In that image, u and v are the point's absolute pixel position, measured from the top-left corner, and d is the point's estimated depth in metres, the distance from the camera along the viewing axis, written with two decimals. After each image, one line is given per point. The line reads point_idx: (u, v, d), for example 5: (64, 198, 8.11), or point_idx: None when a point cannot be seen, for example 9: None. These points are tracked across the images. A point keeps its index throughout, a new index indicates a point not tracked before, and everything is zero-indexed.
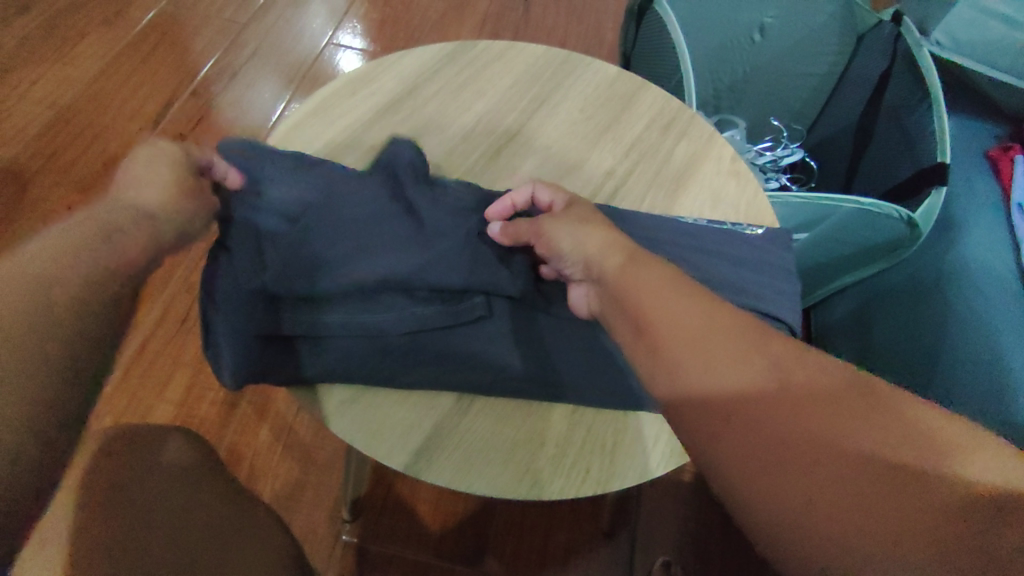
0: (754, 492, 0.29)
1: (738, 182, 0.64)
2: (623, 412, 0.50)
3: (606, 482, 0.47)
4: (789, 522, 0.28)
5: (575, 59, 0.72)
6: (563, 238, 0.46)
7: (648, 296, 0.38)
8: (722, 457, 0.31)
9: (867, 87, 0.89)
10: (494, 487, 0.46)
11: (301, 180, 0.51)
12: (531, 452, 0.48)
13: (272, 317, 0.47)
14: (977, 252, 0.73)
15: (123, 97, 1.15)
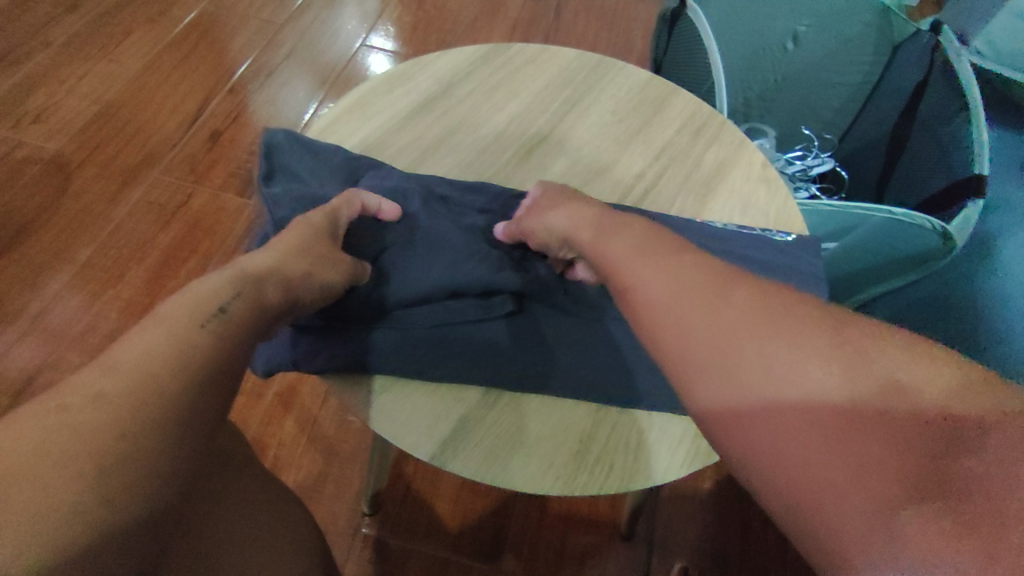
0: (775, 490, 0.27)
1: (769, 189, 0.64)
2: (647, 412, 0.50)
3: (630, 480, 0.47)
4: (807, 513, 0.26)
5: (608, 63, 0.72)
6: (547, 222, 0.49)
7: (621, 255, 0.40)
8: (762, 452, 0.28)
9: (900, 99, 0.88)
10: (519, 480, 0.47)
11: (314, 171, 0.56)
12: (555, 447, 0.48)
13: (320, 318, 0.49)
14: (1012, 267, 0.73)
15: (164, 94, 1.19)
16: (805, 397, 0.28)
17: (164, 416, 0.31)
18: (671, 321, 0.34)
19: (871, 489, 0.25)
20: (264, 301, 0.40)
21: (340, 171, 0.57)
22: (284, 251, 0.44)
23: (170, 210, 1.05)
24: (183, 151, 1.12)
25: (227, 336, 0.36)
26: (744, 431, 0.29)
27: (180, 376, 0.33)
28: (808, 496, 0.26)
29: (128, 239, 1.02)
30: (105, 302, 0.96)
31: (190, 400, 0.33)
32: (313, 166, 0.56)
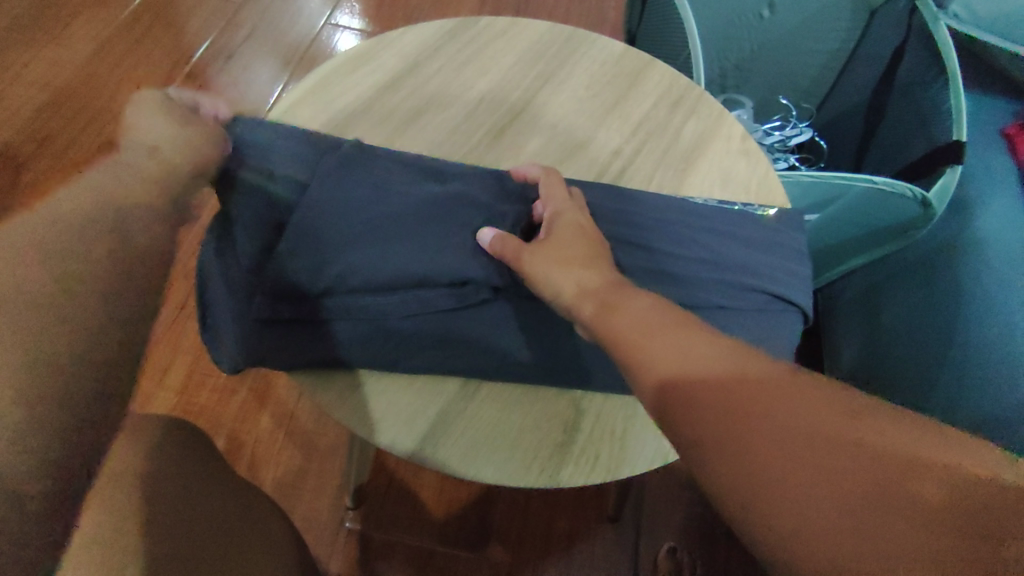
0: (760, 485, 0.29)
1: (748, 161, 0.63)
2: (632, 398, 0.50)
3: (616, 469, 0.47)
4: (773, 498, 0.29)
5: (580, 36, 0.70)
6: (556, 276, 0.44)
7: (637, 327, 0.38)
8: (779, 469, 0.29)
9: (878, 66, 0.87)
10: (502, 474, 0.46)
11: (277, 147, 0.51)
12: (539, 438, 0.48)
13: (290, 310, 0.46)
14: (992, 225, 0.70)
15: (118, 79, 1.13)
16: (827, 423, 0.30)
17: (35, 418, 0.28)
18: (671, 349, 0.36)
19: (888, 511, 0.27)
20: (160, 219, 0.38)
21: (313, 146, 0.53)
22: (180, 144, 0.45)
23: None
24: None
25: (121, 281, 0.33)
26: (763, 454, 0.30)
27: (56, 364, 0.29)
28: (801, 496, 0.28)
29: None
30: None
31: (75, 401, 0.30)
32: (272, 142, 0.52)
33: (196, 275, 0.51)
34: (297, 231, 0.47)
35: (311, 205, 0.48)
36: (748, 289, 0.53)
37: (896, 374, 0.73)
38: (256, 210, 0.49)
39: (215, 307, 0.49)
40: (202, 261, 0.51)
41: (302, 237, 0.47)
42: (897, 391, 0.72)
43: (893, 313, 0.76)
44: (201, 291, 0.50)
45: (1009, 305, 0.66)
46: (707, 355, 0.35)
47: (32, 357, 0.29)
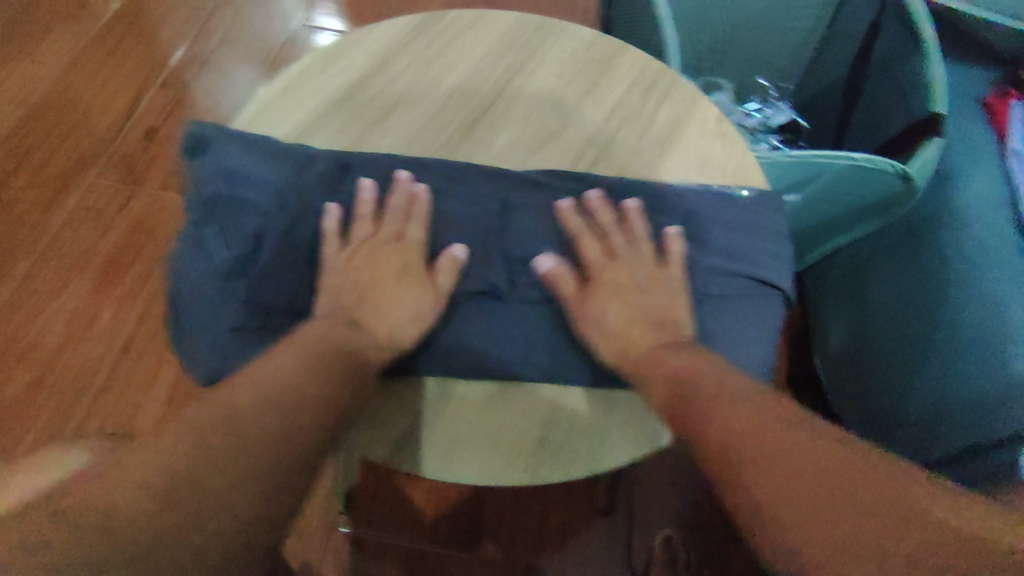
0: (763, 509, 0.34)
1: (725, 142, 0.62)
2: (611, 390, 0.49)
3: (597, 463, 0.47)
4: (789, 519, 0.33)
5: (551, 24, 0.69)
6: (603, 310, 0.49)
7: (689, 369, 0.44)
8: (764, 478, 0.35)
9: (856, 41, 0.87)
10: (482, 474, 0.46)
11: (240, 153, 0.50)
12: (518, 437, 0.47)
13: (259, 321, 0.46)
14: (972, 196, 0.69)
15: (93, 91, 1.12)
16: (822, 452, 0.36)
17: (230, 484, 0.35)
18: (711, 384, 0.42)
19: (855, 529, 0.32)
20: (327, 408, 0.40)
21: (274, 148, 0.51)
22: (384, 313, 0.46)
23: (109, 216, 1.00)
24: (118, 151, 1.06)
25: (312, 388, 0.41)
26: (764, 464, 0.36)
27: (253, 455, 0.36)
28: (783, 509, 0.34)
29: (67, 247, 0.97)
30: (48, 315, 0.91)
31: (261, 482, 0.36)
32: (244, 148, 0.50)
33: (164, 284, 0.50)
34: (264, 244, 0.47)
35: (280, 217, 0.48)
36: (726, 276, 0.53)
37: (886, 354, 0.72)
38: (228, 218, 0.48)
39: (185, 316, 0.48)
40: (171, 269, 0.49)
41: (280, 245, 0.47)
42: (890, 372, 0.71)
43: (878, 292, 0.75)
44: (171, 301, 0.49)
45: (989, 277, 0.64)
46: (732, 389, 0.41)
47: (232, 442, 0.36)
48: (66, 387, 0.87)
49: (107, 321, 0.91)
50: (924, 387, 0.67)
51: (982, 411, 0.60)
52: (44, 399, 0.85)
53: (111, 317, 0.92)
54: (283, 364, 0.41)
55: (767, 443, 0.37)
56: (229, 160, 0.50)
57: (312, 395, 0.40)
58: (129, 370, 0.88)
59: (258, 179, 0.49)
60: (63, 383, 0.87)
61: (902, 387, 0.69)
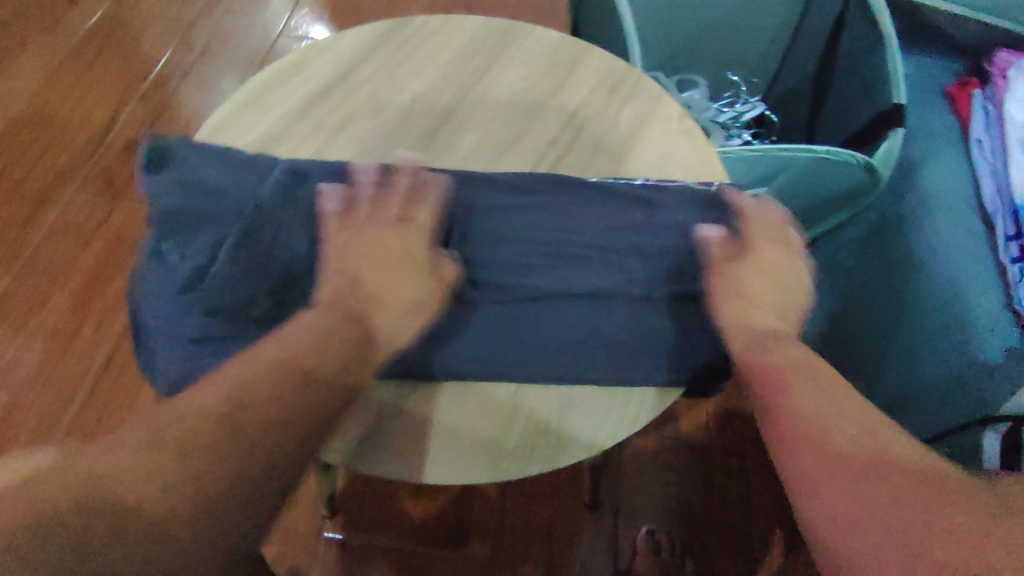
0: (807, 490, 0.39)
1: (687, 139, 0.62)
2: (569, 387, 0.51)
3: (554, 458, 0.49)
4: (818, 488, 0.39)
5: (515, 27, 0.69)
6: (745, 300, 0.50)
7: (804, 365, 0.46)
8: (809, 458, 0.40)
9: (821, 38, 0.88)
10: (439, 472, 0.48)
11: (201, 165, 0.51)
12: (475, 435, 0.49)
13: (224, 326, 0.48)
14: (936, 184, 0.70)
15: (71, 106, 1.12)
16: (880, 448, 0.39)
17: (208, 490, 0.36)
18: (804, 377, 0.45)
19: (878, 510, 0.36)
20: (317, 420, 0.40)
21: (236, 162, 0.52)
22: (385, 310, 0.46)
23: (88, 230, 1.00)
24: (97, 165, 1.07)
25: (294, 401, 0.39)
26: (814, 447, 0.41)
27: (239, 466, 0.37)
28: (830, 502, 0.38)
29: (49, 261, 0.97)
30: (29, 332, 0.92)
31: (235, 494, 0.37)
32: (204, 161, 0.52)
33: (127, 292, 0.52)
34: (217, 254, 0.48)
35: (237, 225, 0.48)
36: (686, 273, 0.53)
37: (858, 342, 0.73)
38: (186, 230, 0.49)
39: (150, 325, 0.50)
40: (136, 278, 0.52)
41: (233, 255, 0.47)
42: (861, 360, 0.72)
43: (851, 281, 0.76)
44: (136, 308, 0.51)
45: (952, 266, 0.64)
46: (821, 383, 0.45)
47: (221, 450, 0.37)
48: (50, 402, 0.87)
49: (89, 335, 0.92)
50: (892, 375, 0.68)
51: (955, 393, 0.61)
52: (26, 415, 0.86)
53: (91, 332, 0.92)
54: (264, 370, 0.40)
55: (827, 430, 0.41)
56: (188, 173, 0.51)
57: (296, 407, 0.39)
58: (110, 382, 0.88)
59: (217, 192, 0.50)
60: (46, 398, 0.88)
61: (872, 375, 0.70)
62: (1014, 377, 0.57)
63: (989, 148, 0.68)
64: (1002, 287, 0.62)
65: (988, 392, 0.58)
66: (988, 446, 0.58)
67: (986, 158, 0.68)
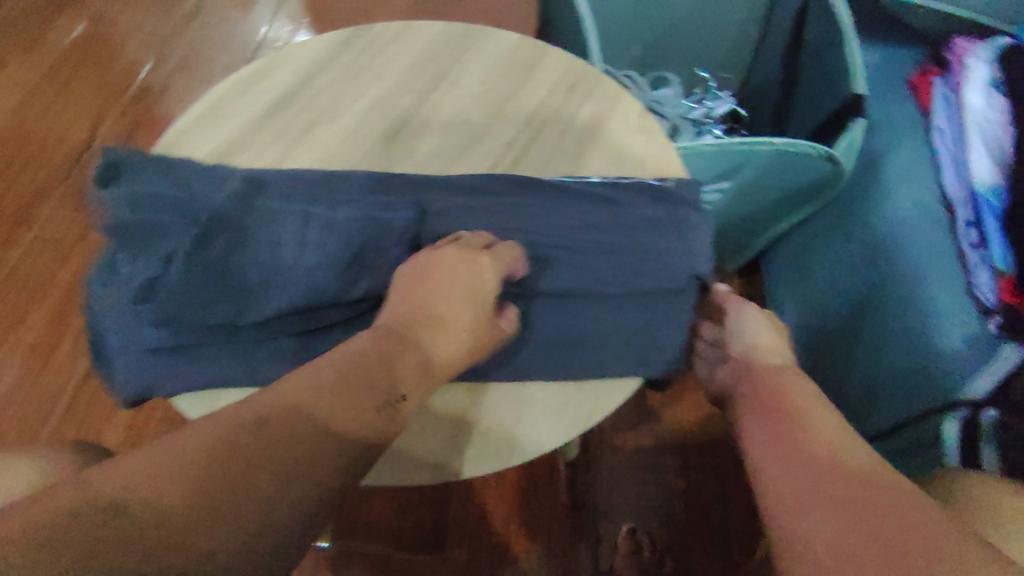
0: (782, 501, 0.40)
1: (645, 136, 0.63)
2: (522, 385, 0.52)
3: (507, 457, 0.49)
4: (791, 496, 0.40)
5: (474, 30, 0.69)
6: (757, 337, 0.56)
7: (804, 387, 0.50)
8: (785, 470, 0.42)
9: (786, 32, 0.88)
10: (393, 475, 0.49)
11: (156, 178, 0.52)
12: (429, 436, 0.50)
13: (178, 333, 0.48)
14: (899, 174, 0.70)
15: (49, 124, 1.13)
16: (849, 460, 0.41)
17: (247, 518, 0.35)
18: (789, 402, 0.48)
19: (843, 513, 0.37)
20: (347, 449, 0.39)
21: (192, 174, 0.53)
22: (442, 338, 0.46)
23: (66, 246, 1.01)
24: (74, 181, 1.07)
25: (325, 427, 0.39)
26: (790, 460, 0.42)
27: (264, 491, 0.36)
28: (809, 509, 0.38)
29: (27, 278, 0.98)
30: (7, 349, 0.92)
31: (268, 520, 0.35)
32: (160, 174, 0.53)
33: (81, 305, 0.52)
34: (173, 258, 0.48)
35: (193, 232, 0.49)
36: (642, 268, 0.54)
37: (831, 335, 0.73)
38: (140, 241, 0.49)
39: (105, 337, 0.50)
40: (89, 291, 0.52)
41: (187, 262, 0.47)
42: (832, 352, 0.72)
43: (821, 274, 0.76)
44: (90, 320, 0.51)
45: (913, 255, 0.65)
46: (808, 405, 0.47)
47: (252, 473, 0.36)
48: (30, 419, 0.88)
49: (68, 350, 0.92)
50: (860, 367, 0.68)
51: (914, 382, 0.61)
52: (4, 433, 0.86)
53: (70, 347, 0.92)
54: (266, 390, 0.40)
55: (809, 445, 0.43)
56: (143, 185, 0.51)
57: (319, 429, 0.39)
58: (88, 397, 0.89)
59: (172, 203, 0.50)
60: (26, 414, 0.88)
61: (841, 367, 0.70)
62: (969, 360, 0.57)
63: (950, 138, 0.68)
64: (960, 268, 0.62)
65: (947, 379, 0.58)
66: (949, 435, 0.56)
67: (947, 147, 0.68)
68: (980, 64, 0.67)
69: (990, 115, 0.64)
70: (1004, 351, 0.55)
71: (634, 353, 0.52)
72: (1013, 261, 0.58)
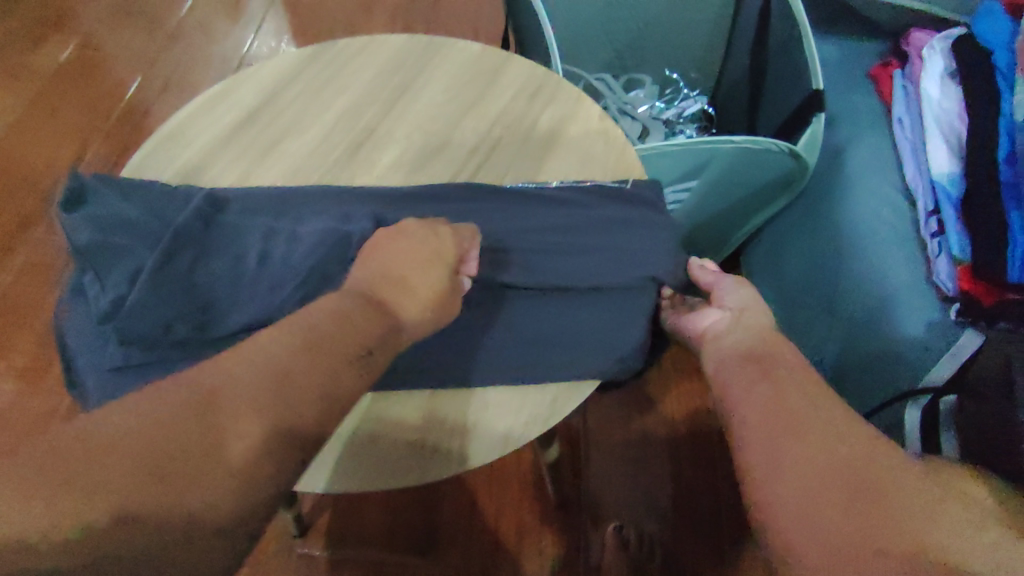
0: (755, 472, 0.39)
1: (605, 140, 0.64)
2: (480, 387, 0.52)
3: (468, 458, 0.49)
4: (766, 470, 0.39)
5: (437, 41, 0.71)
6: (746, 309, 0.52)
7: (786, 352, 0.47)
8: (762, 440, 0.40)
9: (752, 29, 0.89)
10: (353, 482, 0.49)
11: (117, 201, 0.53)
12: (388, 444, 0.50)
13: (146, 350, 0.49)
14: (861, 165, 0.71)
15: (36, 149, 1.15)
16: (833, 436, 0.39)
17: (205, 513, 0.33)
18: (770, 367, 0.45)
19: (814, 494, 0.36)
20: (295, 433, 0.36)
21: (156, 195, 0.55)
22: (409, 296, 0.43)
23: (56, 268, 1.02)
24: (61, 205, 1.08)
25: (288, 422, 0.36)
26: (770, 431, 0.40)
27: (222, 492, 0.33)
28: (785, 494, 0.37)
29: (19, 302, 0.99)
30: None
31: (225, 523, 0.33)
32: (123, 197, 0.54)
33: (51, 330, 0.53)
34: (137, 279, 0.49)
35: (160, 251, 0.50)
36: (600, 269, 0.54)
37: (806, 324, 0.74)
38: (103, 261, 0.50)
39: (78, 358, 0.51)
40: (60, 316, 0.53)
41: (151, 281, 0.49)
42: (807, 340, 0.73)
43: (793, 264, 0.77)
44: (60, 343, 0.52)
45: (876, 245, 0.66)
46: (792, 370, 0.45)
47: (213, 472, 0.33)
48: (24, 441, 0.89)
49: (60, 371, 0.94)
50: (834, 355, 0.69)
51: (883, 369, 0.62)
52: None
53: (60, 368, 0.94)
54: None
55: (789, 413, 0.41)
56: (104, 207, 0.53)
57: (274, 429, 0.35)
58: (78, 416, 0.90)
59: (134, 224, 0.52)
60: (18, 437, 0.89)
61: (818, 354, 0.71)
62: (932, 350, 0.59)
63: (910, 129, 0.69)
64: (921, 257, 0.63)
65: (910, 368, 0.60)
66: (910, 423, 0.58)
67: (908, 138, 0.69)
68: (937, 55, 0.67)
69: (947, 106, 0.65)
70: (964, 335, 0.57)
71: (595, 355, 0.52)
72: (969, 248, 0.58)
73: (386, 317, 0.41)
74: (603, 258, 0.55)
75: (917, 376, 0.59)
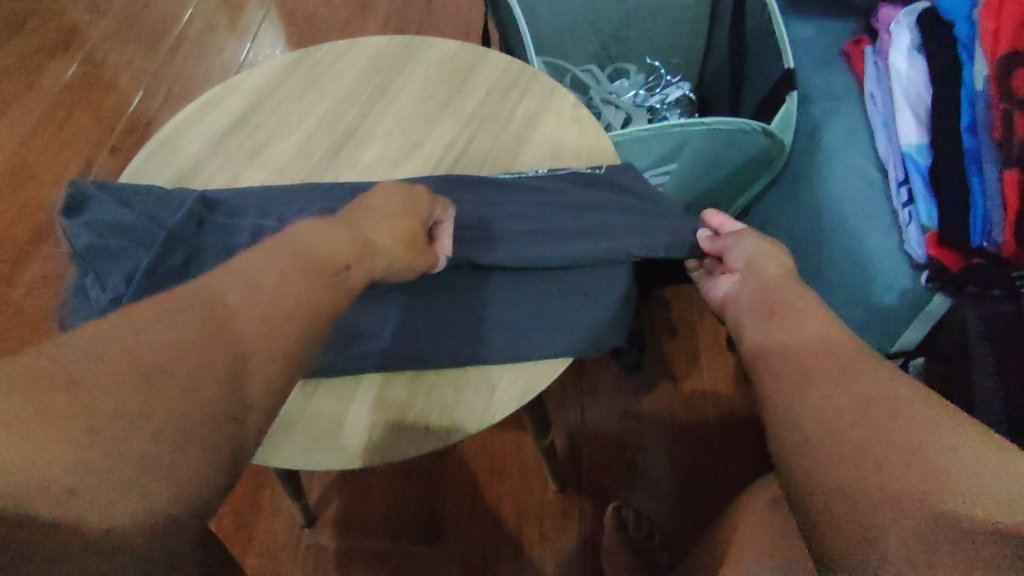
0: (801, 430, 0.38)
1: (578, 129, 0.66)
2: (462, 368, 0.54)
3: (447, 435, 0.52)
4: (817, 428, 0.37)
5: (416, 42, 0.73)
6: (754, 261, 0.52)
7: (801, 299, 0.46)
8: (806, 402, 0.39)
9: (730, 14, 0.90)
10: (339, 461, 0.51)
11: (114, 206, 0.56)
12: (373, 425, 0.53)
13: None
14: (835, 142, 0.72)
15: (45, 165, 1.19)
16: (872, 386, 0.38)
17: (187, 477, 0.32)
18: (786, 321, 0.45)
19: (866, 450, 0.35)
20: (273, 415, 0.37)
21: (150, 198, 0.58)
22: (379, 237, 0.46)
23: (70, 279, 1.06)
24: None
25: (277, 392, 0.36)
26: (807, 389, 0.40)
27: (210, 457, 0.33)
28: (831, 446, 0.36)
29: (35, 312, 1.04)
30: None
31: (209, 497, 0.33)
32: (119, 203, 0.57)
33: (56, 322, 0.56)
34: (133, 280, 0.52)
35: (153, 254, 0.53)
36: (574, 253, 0.56)
37: None
38: (102, 264, 0.54)
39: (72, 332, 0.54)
40: (63, 313, 0.56)
41: (146, 283, 0.51)
42: None
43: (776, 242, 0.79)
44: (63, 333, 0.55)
45: (850, 218, 0.67)
46: (816, 324, 0.44)
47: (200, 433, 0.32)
48: None
49: None
50: None
51: None
52: None
53: None
54: None
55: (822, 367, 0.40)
56: (102, 213, 0.56)
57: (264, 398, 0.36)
58: None
59: (131, 229, 0.55)
60: None
61: None
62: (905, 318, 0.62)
63: (881, 104, 0.70)
64: (895, 228, 0.65)
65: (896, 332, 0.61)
66: None
67: (880, 113, 0.70)
68: (904, 31, 0.68)
69: (914, 79, 0.66)
70: (933, 300, 0.61)
71: (569, 335, 0.54)
72: (935, 217, 0.60)
73: (366, 252, 0.44)
74: (580, 241, 0.57)
75: (889, 343, 0.67)
